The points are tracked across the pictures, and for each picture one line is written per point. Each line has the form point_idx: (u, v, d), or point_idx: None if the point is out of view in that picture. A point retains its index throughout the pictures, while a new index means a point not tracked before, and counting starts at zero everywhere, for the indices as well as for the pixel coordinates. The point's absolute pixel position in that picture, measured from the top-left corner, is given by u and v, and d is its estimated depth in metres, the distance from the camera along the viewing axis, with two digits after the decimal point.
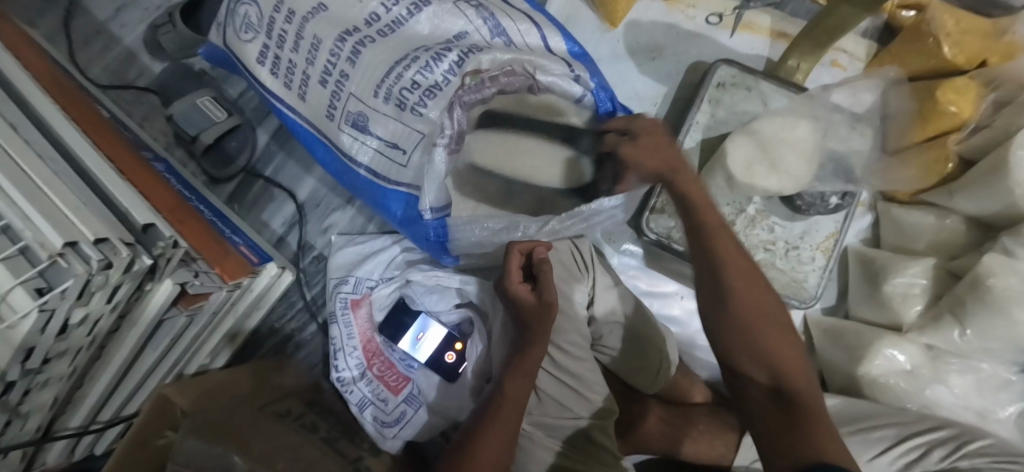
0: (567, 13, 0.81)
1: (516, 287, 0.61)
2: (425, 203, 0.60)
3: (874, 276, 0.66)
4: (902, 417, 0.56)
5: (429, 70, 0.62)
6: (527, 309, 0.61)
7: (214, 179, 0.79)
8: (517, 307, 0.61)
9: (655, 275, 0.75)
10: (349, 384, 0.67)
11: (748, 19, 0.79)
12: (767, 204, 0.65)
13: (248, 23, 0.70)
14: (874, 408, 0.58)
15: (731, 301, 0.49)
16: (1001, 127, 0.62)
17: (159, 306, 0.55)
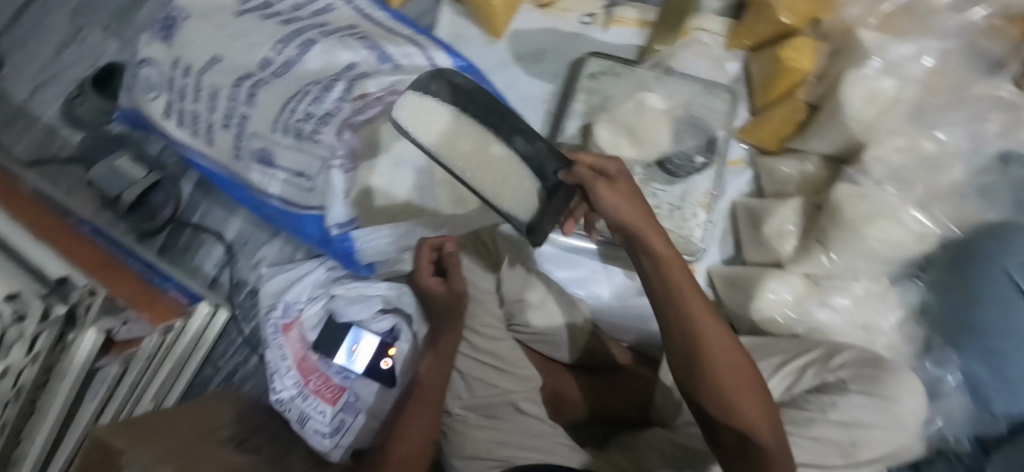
0: (455, 33, 0.88)
1: (428, 281, 0.66)
2: (331, 219, 0.67)
3: (757, 221, 0.72)
4: (783, 345, 0.63)
5: (320, 101, 0.70)
6: (439, 299, 0.66)
7: (142, 233, 0.82)
8: (430, 298, 0.66)
9: (574, 258, 0.78)
10: (289, 403, 0.71)
11: (617, 14, 0.86)
12: (648, 173, 0.70)
13: (152, 83, 0.75)
14: (760, 341, 0.64)
15: (705, 361, 0.44)
16: (835, 75, 0.68)
17: (86, 355, 0.59)
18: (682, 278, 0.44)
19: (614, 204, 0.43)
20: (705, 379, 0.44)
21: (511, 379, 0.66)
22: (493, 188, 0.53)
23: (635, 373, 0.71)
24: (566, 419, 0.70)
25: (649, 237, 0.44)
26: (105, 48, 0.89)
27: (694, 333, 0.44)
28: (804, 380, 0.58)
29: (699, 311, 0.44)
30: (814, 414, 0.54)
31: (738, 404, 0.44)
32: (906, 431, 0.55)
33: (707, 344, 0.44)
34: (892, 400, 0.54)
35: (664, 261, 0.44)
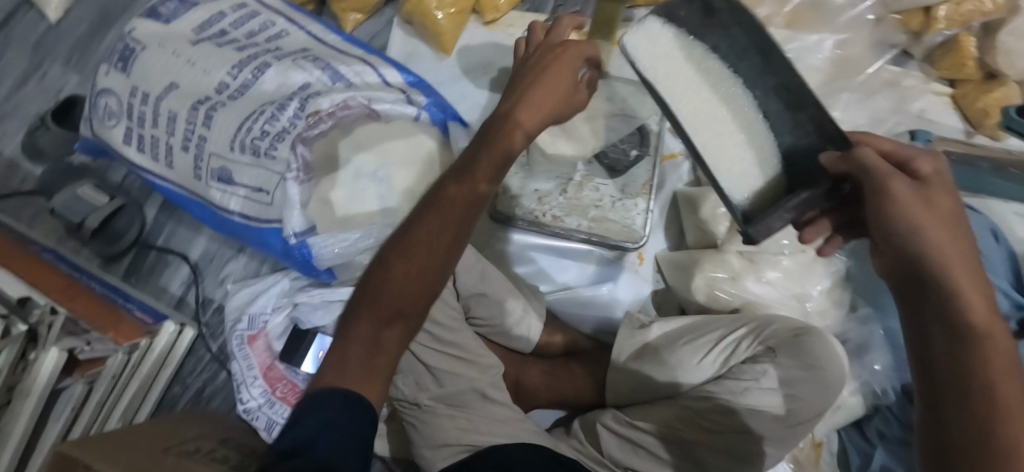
0: (406, 50, 0.94)
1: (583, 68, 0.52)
2: (289, 228, 0.71)
3: (694, 206, 0.78)
4: (720, 319, 0.66)
5: (275, 119, 0.72)
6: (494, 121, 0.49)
7: (107, 257, 0.85)
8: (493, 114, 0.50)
9: (533, 253, 0.82)
10: (256, 411, 0.75)
11: (557, 27, 0.93)
12: (590, 169, 0.79)
13: (111, 111, 0.78)
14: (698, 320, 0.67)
15: (972, 353, 0.38)
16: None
17: (49, 375, 0.60)
18: (964, 259, 0.39)
19: (892, 186, 0.39)
20: (966, 402, 0.37)
21: (470, 366, 0.67)
22: (709, 145, 0.50)
23: (587, 359, 0.76)
24: (528, 404, 0.74)
25: (925, 220, 0.38)
26: (65, 82, 0.92)
27: (967, 320, 0.38)
28: (739, 353, 0.62)
29: (971, 291, 0.38)
30: (749, 383, 0.60)
31: (1006, 423, 0.36)
32: (836, 393, 0.58)
33: (972, 330, 0.38)
34: (821, 368, 0.58)
35: (950, 239, 0.39)
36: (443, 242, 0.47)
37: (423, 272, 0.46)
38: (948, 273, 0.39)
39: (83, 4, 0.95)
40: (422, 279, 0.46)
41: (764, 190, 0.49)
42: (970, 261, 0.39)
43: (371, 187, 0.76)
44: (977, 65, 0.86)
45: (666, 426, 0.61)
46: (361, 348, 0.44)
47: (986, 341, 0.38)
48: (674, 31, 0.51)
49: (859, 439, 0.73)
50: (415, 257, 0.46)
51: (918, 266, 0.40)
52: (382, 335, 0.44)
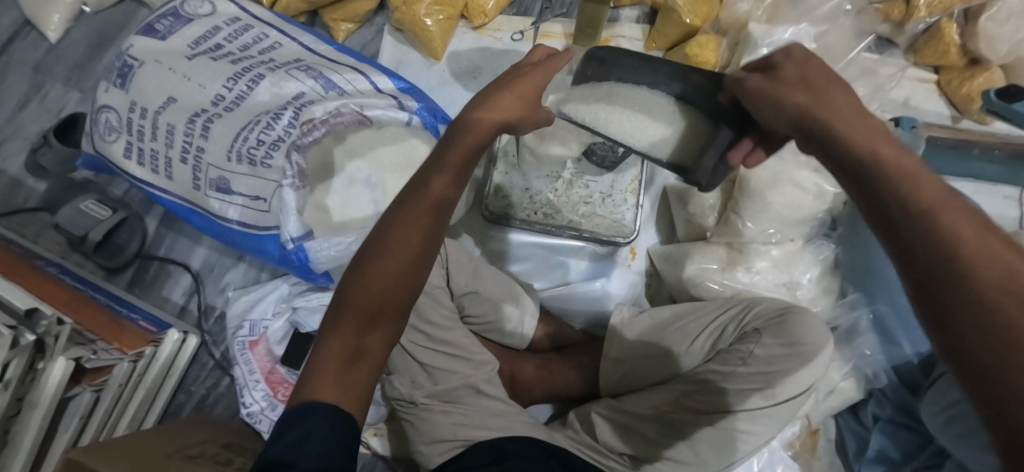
0: (397, 57, 0.95)
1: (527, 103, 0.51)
2: (286, 234, 0.71)
3: (683, 199, 0.79)
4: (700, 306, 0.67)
5: (270, 128, 0.74)
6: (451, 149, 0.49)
7: (111, 270, 0.87)
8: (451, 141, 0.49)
9: (526, 251, 0.83)
10: (259, 414, 0.76)
11: (545, 30, 0.96)
12: (579, 168, 0.80)
13: (111, 126, 0.80)
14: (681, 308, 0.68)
15: (884, 189, 0.32)
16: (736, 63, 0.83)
17: (58, 383, 0.62)
18: (847, 104, 0.37)
19: (753, 86, 0.43)
20: (901, 230, 0.30)
21: (466, 364, 0.69)
22: (643, 133, 0.55)
23: (582, 351, 0.76)
24: (524, 400, 0.75)
25: (779, 91, 0.40)
26: (66, 100, 0.94)
27: (866, 156, 0.34)
28: (726, 336, 0.64)
29: (858, 127, 0.35)
30: (737, 366, 0.61)
31: (941, 231, 0.29)
32: (819, 370, 0.61)
33: (876, 163, 0.33)
34: (803, 344, 0.60)
35: (818, 92, 0.38)
36: (417, 249, 0.46)
37: (402, 274, 0.45)
38: (837, 127, 0.36)
39: (82, 24, 0.98)
40: (402, 283, 0.45)
41: (691, 140, 0.53)
42: (864, 108, 0.37)
43: (364, 192, 0.83)
44: (960, 51, 0.87)
45: (657, 409, 0.63)
46: (341, 355, 0.44)
47: (900, 171, 0.32)
48: (591, 71, 0.57)
49: (855, 424, 0.74)
50: (394, 260, 0.45)
51: (812, 132, 0.38)
52: (361, 344, 0.44)
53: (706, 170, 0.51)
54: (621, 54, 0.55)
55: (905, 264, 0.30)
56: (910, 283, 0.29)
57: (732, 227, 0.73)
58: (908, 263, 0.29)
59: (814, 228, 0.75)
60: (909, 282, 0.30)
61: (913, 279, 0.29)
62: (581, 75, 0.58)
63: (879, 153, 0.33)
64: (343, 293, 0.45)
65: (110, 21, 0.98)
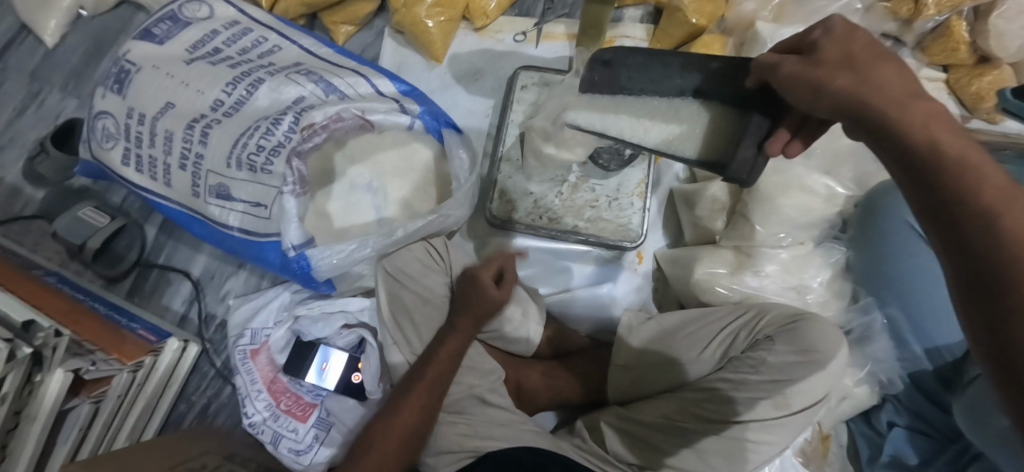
0: (398, 60, 0.94)
1: None
2: (288, 241, 0.70)
3: (690, 202, 0.78)
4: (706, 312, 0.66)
5: (270, 133, 0.72)
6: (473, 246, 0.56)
7: (110, 278, 0.86)
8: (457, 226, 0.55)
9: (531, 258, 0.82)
10: (261, 425, 0.74)
11: (547, 31, 0.94)
12: (584, 171, 0.79)
13: (109, 133, 0.79)
14: (689, 315, 0.66)
15: (940, 174, 0.32)
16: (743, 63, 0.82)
17: (57, 394, 0.62)
18: (897, 84, 0.36)
19: (785, 72, 0.41)
20: (951, 209, 0.31)
21: (471, 373, 0.68)
22: (671, 131, 0.54)
23: (588, 358, 0.76)
24: (530, 408, 0.74)
25: (820, 74, 0.39)
26: (64, 106, 0.93)
27: (921, 139, 0.33)
28: (738, 343, 0.63)
29: (909, 109, 0.35)
30: (751, 374, 0.60)
31: (997, 219, 0.28)
32: (832, 380, 0.59)
33: (931, 144, 0.33)
34: (816, 352, 0.59)
35: (865, 72, 0.37)
36: (442, 373, 0.64)
37: (438, 382, 0.64)
38: (887, 110, 0.35)
39: (79, 29, 0.96)
40: (436, 392, 0.63)
41: (724, 134, 0.52)
42: (919, 90, 0.36)
43: (365, 198, 0.83)
44: (969, 48, 0.86)
45: (665, 417, 0.62)
46: (405, 424, 0.61)
47: (956, 160, 0.32)
48: (599, 75, 0.55)
49: (869, 429, 0.72)
50: (430, 375, 0.64)
51: (860, 117, 0.37)
52: (417, 429, 0.62)
53: (745, 163, 0.50)
54: (627, 52, 0.53)
55: (950, 241, 0.30)
56: (950, 256, 0.30)
57: (740, 230, 0.72)
58: (952, 241, 0.30)
59: (825, 231, 0.73)
60: (949, 259, 0.31)
61: (954, 251, 0.30)
62: (588, 81, 0.56)
63: (934, 136, 0.33)
64: (396, 400, 0.63)
65: (107, 26, 0.97)
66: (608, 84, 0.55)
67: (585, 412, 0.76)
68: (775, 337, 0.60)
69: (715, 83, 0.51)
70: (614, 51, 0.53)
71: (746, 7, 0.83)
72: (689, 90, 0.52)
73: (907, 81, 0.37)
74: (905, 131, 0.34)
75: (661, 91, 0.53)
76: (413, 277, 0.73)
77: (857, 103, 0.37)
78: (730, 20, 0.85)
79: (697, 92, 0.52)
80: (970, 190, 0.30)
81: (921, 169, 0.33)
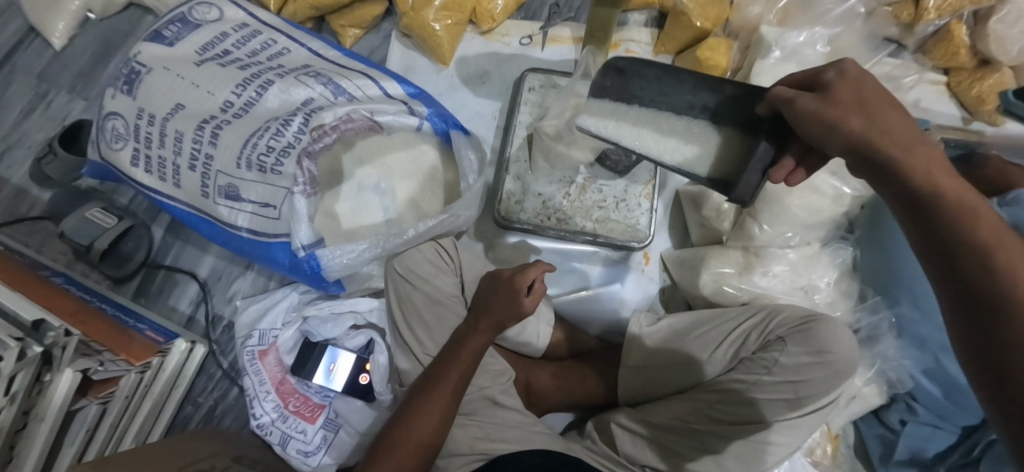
0: (405, 63, 0.95)
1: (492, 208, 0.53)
2: (297, 241, 0.71)
3: (697, 203, 0.78)
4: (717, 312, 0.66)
5: (280, 134, 0.73)
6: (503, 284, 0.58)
7: (116, 279, 0.85)
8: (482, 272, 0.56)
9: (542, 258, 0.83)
10: (269, 426, 0.75)
11: (553, 34, 0.95)
12: (592, 172, 0.80)
13: (118, 134, 0.79)
14: (700, 316, 0.67)
15: (944, 221, 0.35)
16: (748, 66, 0.83)
17: (65, 395, 0.61)
18: (903, 130, 0.39)
19: (799, 108, 0.42)
20: (960, 262, 0.34)
21: (481, 373, 0.69)
22: (674, 145, 0.54)
23: (597, 358, 0.76)
24: (540, 409, 0.74)
25: (835, 113, 0.40)
26: (71, 108, 0.93)
27: (924, 187, 0.37)
28: (750, 344, 0.63)
29: (913, 155, 0.38)
30: (764, 376, 0.60)
31: (997, 266, 0.32)
32: (846, 379, 0.59)
33: (934, 192, 0.36)
34: (831, 352, 0.59)
35: (874, 116, 0.39)
36: (461, 377, 0.64)
37: (458, 385, 0.64)
38: (894, 159, 0.38)
39: (87, 31, 0.97)
40: (452, 394, 0.63)
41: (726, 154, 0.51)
42: (919, 136, 0.39)
43: (373, 199, 0.83)
44: (969, 52, 0.86)
45: (678, 419, 0.62)
46: (424, 424, 0.61)
47: (959, 209, 0.35)
48: (610, 81, 0.56)
49: (879, 428, 0.73)
50: (451, 378, 0.64)
51: (869, 160, 0.39)
52: (434, 433, 0.62)
53: (749, 186, 0.49)
54: (642, 64, 0.54)
55: (958, 289, 0.34)
56: (956, 303, 0.34)
57: (747, 231, 0.72)
58: (960, 294, 0.34)
59: (832, 231, 0.74)
60: (955, 304, 0.35)
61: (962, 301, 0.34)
62: (599, 86, 0.56)
63: (936, 182, 0.36)
64: (411, 404, 0.63)
65: (115, 28, 0.97)
66: (617, 91, 0.56)
67: (593, 413, 0.77)
68: (787, 338, 0.60)
69: (726, 103, 0.52)
70: (626, 60, 0.54)
71: (751, 10, 0.84)
72: (699, 105, 0.53)
73: (909, 127, 0.39)
74: (909, 178, 0.37)
75: (671, 102, 0.54)
76: (423, 277, 0.72)
77: (865, 148, 0.39)
78: (734, 23, 0.86)
79: (706, 108, 0.53)
80: (972, 239, 0.34)
81: (929, 214, 0.36)
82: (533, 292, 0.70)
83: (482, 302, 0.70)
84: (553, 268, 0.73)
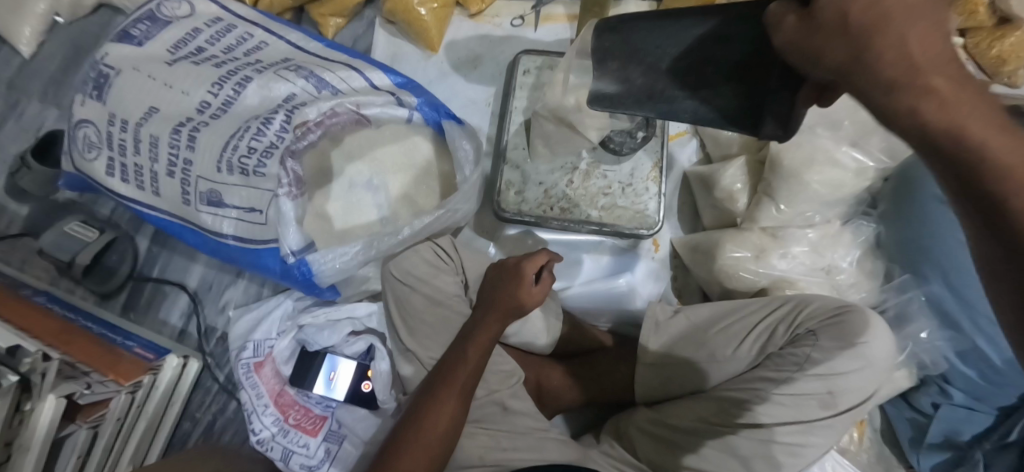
0: (391, 51, 0.90)
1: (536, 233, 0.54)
2: (287, 247, 0.67)
3: (709, 186, 0.75)
4: (733, 303, 0.62)
5: (262, 134, 0.69)
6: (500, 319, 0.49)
7: (102, 295, 0.81)
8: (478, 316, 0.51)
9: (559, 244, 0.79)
10: (269, 441, 0.70)
11: (547, 13, 0.90)
12: (596, 156, 0.76)
13: (91, 142, 0.74)
14: (718, 310, 0.63)
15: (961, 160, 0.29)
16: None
17: (50, 424, 0.57)
18: (912, 47, 0.28)
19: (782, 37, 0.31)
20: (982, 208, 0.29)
21: (490, 380, 0.66)
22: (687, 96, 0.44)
23: (611, 354, 0.72)
24: (554, 409, 0.70)
25: (818, 46, 0.29)
26: (44, 117, 0.89)
27: (918, 130, 0.29)
28: (778, 338, 0.59)
29: (909, 88, 0.28)
30: (793, 371, 0.56)
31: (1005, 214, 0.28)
32: (883, 371, 0.56)
33: (930, 136, 0.29)
34: (867, 346, 0.55)
35: (869, 39, 0.28)
36: (468, 380, 0.61)
37: (466, 390, 0.60)
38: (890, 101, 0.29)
39: (57, 35, 0.92)
40: (461, 398, 0.60)
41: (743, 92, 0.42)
42: (938, 46, 0.28)
43: (366, 196, 0.81)
44: (988, 11, 0.80)
45: (703, 420, 0.59)
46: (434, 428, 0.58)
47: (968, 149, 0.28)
48: (607, 42, 0.47)
49: (909, 411, 0.69)
50: (457, 383, 0.60)
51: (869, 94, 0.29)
52: (445, 441, 0.58)
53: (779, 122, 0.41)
54: (636, 19, 0.45)
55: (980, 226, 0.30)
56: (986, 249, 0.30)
57: (764, 210, 0.69)
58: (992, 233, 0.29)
59: (853, 207, 0.70)
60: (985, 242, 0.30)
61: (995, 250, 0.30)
62: (598, 53, 0.47)
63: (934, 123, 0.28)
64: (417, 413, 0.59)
65: (87, 31, 0.92)
66: (619, 51, 0.46)
67: (612, 412, 0.73)
68: (820, 334, 0.56)
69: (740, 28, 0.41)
70: (623, 17, 0.46)
71: None
72: (709, 38, 0.43)
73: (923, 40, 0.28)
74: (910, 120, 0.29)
75: (677, 46, 0.44)
76: (423, 278, 0.68)
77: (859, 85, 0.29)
78: None
79: (717, 40, 0.42)
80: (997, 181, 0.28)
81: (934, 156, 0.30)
82: (541, 281, 0.66)
83: (485, 299, 0.66)
84: (562, 256, 0.69)
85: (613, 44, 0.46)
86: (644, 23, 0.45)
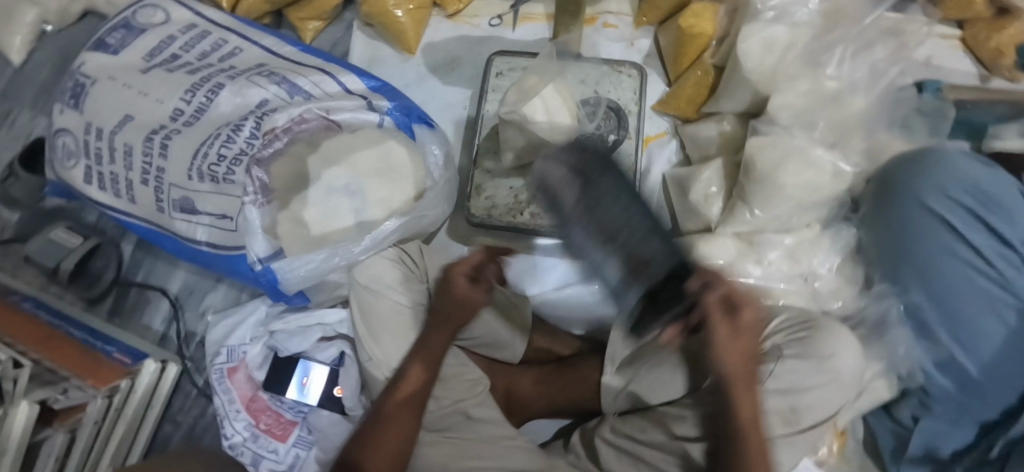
0: (370, 55, 0.90)
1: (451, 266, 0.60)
2: (253, 254, 0.69)
3: (684, 189, 0.73)
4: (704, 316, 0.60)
5: (232, 141, 0.70)
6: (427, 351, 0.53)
7: (87, 299, 0.83)
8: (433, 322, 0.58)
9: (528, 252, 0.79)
10: (240, 446, 0.71)
11: (526, 12, 0.90)
12: None
13: (69, 151, 0.75)
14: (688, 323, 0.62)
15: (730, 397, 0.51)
16: (734, 33, 0.73)
17: (25, 428, 0.58)
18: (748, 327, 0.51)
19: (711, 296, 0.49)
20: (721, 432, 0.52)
21: (456, 388, 0.66)
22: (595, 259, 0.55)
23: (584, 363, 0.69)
24: (523, 417, 0.70)
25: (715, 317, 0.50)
26: (34, 125, 0.91)
27: (725, 375, 0.51)
28: (744, 349, 0.56)
29: (732, 343, 0.51)
30: (758, 387, 0.53)
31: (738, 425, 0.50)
32: (851, 383, 0.54)
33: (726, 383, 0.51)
34: (830, 360, 0.52)
35: (737, 325, 0.50)
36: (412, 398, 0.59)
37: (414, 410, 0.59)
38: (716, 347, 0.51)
39: (47, 44, 0.94)
40: (414, 408, 0.59)
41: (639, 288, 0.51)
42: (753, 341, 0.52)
43: (344, 201, 0.74)
44: (986, 1, 0.76)
45: (667, 433, 0.57)
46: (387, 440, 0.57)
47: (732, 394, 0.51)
48: (585, 166, 0.58)
49: (891, 423, 0.67)
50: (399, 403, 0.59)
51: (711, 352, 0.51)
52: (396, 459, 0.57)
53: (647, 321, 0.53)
54: (610, 184, 0.55)
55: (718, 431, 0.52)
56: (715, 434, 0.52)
57: (738, 216, 0.67)
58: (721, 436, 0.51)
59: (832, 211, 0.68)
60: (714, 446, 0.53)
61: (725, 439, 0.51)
62: (576, 159, 0.59)
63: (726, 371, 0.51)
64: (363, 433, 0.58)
65: (75, 39, 0.94)
66: (593, 167, 0.57)
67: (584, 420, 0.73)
68: (788, 353, 0.53)
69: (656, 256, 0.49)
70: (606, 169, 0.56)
71: None
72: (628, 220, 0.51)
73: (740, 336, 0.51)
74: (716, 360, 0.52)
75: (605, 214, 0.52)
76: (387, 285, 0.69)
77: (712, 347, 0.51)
78: None
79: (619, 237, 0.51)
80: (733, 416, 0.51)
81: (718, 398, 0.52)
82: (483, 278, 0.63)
83: (434, 305, 0.63)
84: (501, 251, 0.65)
85: (585, 167, 0.58)
86: (599, 169, 0.57)
